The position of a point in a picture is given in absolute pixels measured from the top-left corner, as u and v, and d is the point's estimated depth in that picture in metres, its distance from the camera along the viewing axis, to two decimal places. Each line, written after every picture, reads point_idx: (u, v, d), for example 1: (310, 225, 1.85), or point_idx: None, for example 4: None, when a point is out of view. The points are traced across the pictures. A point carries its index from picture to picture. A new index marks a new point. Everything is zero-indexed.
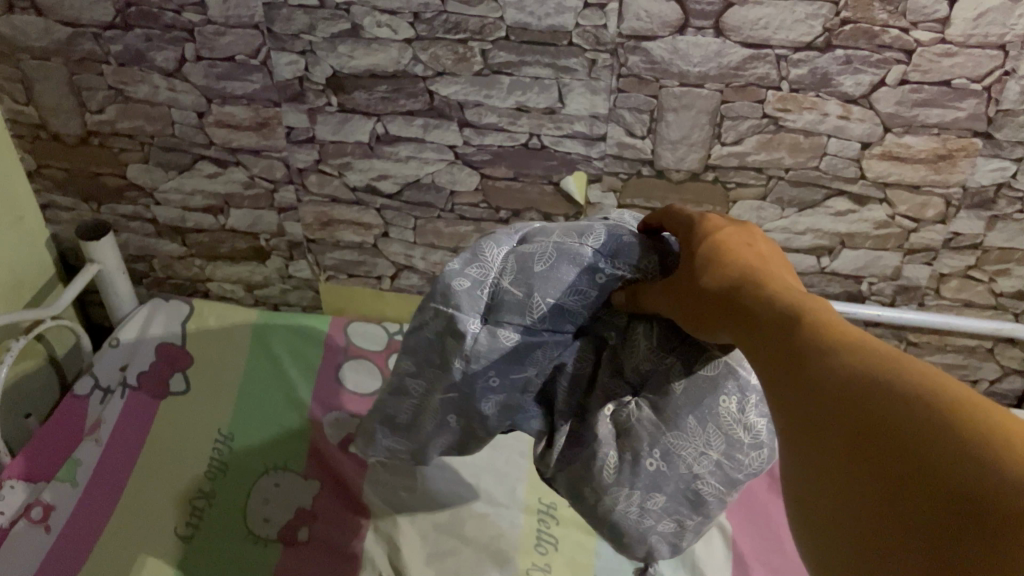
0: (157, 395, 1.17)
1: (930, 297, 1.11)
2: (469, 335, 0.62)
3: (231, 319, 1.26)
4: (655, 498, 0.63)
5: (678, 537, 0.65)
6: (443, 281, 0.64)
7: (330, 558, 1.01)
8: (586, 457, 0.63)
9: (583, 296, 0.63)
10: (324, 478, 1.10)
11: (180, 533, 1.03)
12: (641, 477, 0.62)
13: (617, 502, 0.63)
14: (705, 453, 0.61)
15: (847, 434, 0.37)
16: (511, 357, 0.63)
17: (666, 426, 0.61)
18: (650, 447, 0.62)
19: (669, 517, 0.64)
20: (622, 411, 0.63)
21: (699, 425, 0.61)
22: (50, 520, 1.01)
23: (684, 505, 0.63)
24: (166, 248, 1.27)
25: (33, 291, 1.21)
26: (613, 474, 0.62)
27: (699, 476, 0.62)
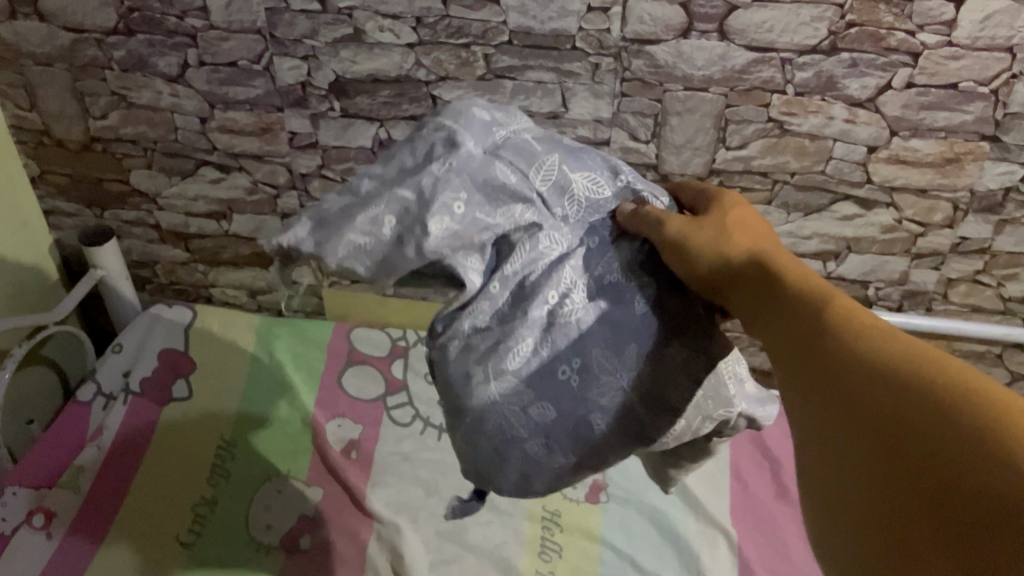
0: (160, 401, 1.17)
1: (938, 302, 1.10)
2: (464, 147, 0.61)
3: (234, 324, 1.26)
4: (543, 410, 0.61)
5: (534, 466, 0.62)
6: (465, 104, 0.65)
7: (332, 565, 1.01)
8: (494, 333, 0.60)
9: (585, 192, 0.64)
10: (327, 485, 1.09)
11: (182, 540, 1.02)
12: (548, 382, 0.61)
13: (496, 393, 0.60)
14: (624, 391, 0.61)
15: (877, 429, 0.40)
16: (487, 190, 0.60)
17: (603, 338, 0.61)
18: (570, 353, 0.61)
19: (542, 439, 0.61)
20: (563, 307, 0.61)
21: (637, 361, 0.61)
22: (51, 527, 1.01)
23: (572, 441, 0.61)
24: (169, 253, 1.27)
25: (36, 297, 1.21)
26: (520, 362, 0.60)
27: (599, 400, 0.61)
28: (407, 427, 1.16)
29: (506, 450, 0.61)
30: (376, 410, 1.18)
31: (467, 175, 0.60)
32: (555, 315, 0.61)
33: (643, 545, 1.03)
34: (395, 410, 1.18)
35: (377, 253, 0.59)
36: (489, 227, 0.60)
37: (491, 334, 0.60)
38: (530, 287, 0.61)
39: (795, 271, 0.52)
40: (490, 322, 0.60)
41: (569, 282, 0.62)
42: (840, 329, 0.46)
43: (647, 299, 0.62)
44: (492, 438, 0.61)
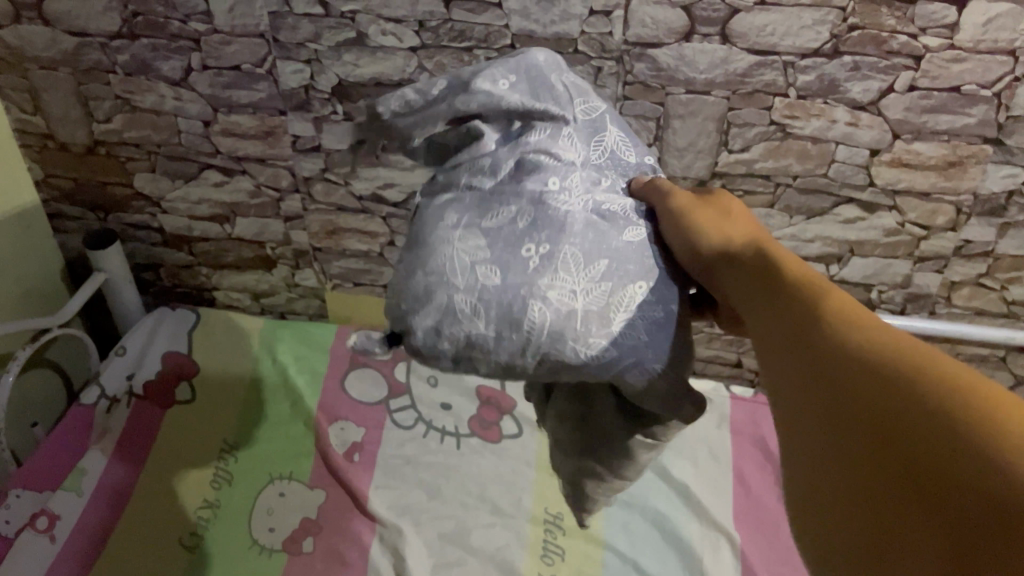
0: (163, 404, 1.17)
1: (941, 305, 1.10)
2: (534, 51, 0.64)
3: (237, 328, 1.26)
4: (488, 273, 0.55)
5: (449, 322, 0.54)
6: None
7: (335, 568, 1.01)
8: (486, 193, 0.59)
9: (614, 147, 0.63)
10: (330, 488, 1.09)
11: (185, 543, 1.02)
12: (510, 253, 0.55)
13: (455, 238, 0.56)
14: (576, 293, 0.54)
15: (857, 403, 0.37)
16: (531, 89, 0.61)
17: (583, 239, 0.56)
18: (546, 236, 0.56)
19: (473, 296, 0.54)
20: (554, 197, 0.57)
21: (602, 274, 0.55)
22: (55, 529, 1.00)
23: (500, 322, 0.54)
24: (173, 256, 1.27)
25: (41, 300, 1.22)
26: (490, 221, 0.57)
27: (545, 290, 0.54)
28: (409, 429, 1.16)
29: (435, 290, 0.55)
30: (378, 412, 1.18)
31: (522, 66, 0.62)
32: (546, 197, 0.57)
33: (645, 546, 1.03)
34: (397, 413, 1.18)
35: (425, 113, 0.64)
36: (521, 101, 0.61)
37: (481, 199, 0.58)
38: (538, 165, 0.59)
39: (795, 261, 0.50)
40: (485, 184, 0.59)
41: (577, 184, 0.59)
42: (840, 307, 0.44)
43: (642, 234, 0.59)
44: (427, 271, 0.56)
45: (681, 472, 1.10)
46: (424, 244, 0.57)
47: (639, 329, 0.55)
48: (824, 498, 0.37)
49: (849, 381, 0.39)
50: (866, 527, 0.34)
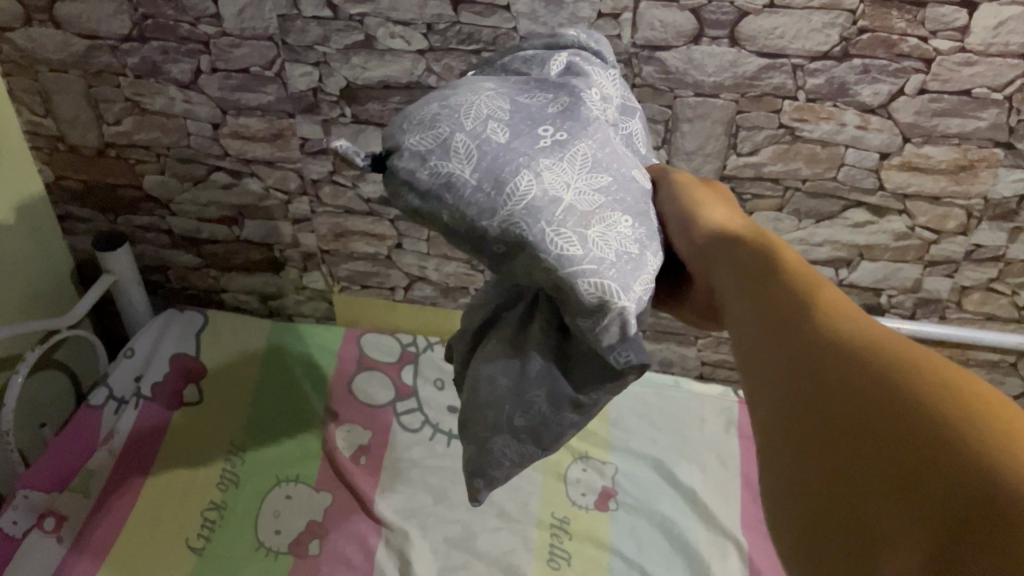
0: (171, 406, 1.17)
1: (952, 310, 1.09)
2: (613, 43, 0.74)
3: (245, 331, 1.26)
4: (499, 133, 0.58)
5: (445, 153, 0.58)
6: None
7: (340, 570, 1.00)
8: (532, 89, 0.63)
9: (635, 133, 0.68)
10: (336, 490, 1.09)
11: (191, 545, 1.02)
12: (532, 133, 0.58)
13: (489, 98, 0.61)
14: (570, 184, 0.56)
15: (840, 388, 0.35)
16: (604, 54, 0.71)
17: (598, 150, 0.58)
18: (567, 130, 0.58)
19: (480, 140, 0.58)
20: (587, 104, 0.61)
21: (599, 186, 0.57)
22: (62, 530, 1.01)
23: (489, 173, 0.56)
24: (181, 259, 1.28)
25: (50, 302, 1.22)
26: (526, 105, 0.61)
27: (536, 168, 0.56)
28: (416, 432, 1.16)
29: (445, 122, 0.59)
30: (385, 416, 1.18)
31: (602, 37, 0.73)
32: (579, 106, 0.61)
33: (652, 547, 1.03)
34: (404, 416, 1.18)
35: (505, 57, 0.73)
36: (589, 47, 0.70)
37: (528, 89, 0.63)
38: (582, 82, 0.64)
39: (786, 250, 0.49)
40: (538, 75, 0.66)
41: (608, 115, 0.63)
42: (829, 293, 0.43)
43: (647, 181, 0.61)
44: (447, 106, 0.61)
45: (687, 477, 1.10)
46: (462, 94, 0.62)
47: (608, 245, 0.55)
48: (794, 479, 0.35)
49: (827, 353, 0.37)
50: (832, 497, 0.33)
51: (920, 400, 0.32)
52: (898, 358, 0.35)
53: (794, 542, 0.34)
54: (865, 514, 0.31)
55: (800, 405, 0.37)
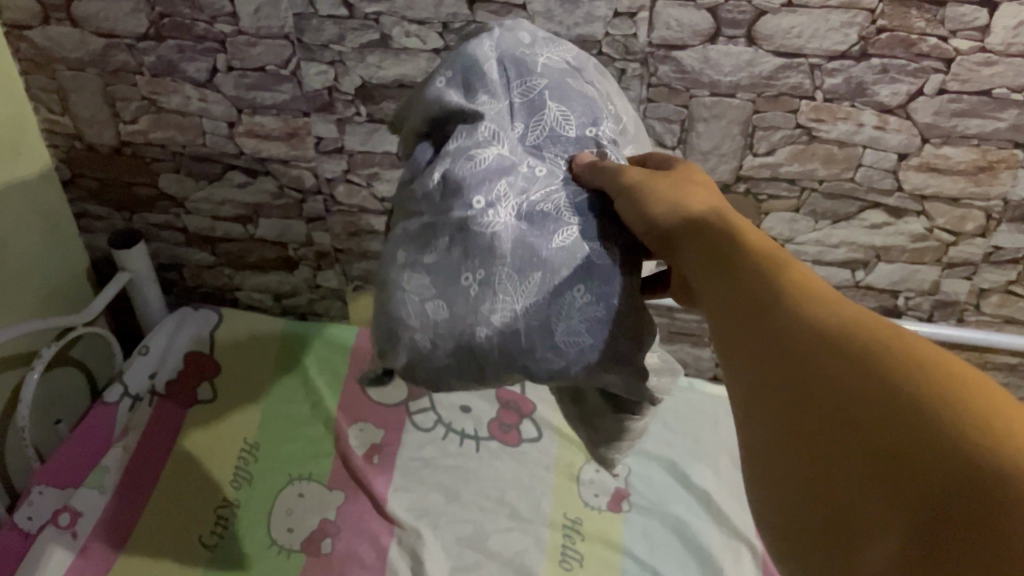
0: (184, 404, 1.17)
1: (970, 313, 1.08)
2: (477, 49, 0.65)
3: (259, 329, 1.27)
4: (440, 309, 0.60)
5: (419, 355, 0.61)
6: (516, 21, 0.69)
7: (352, 568, 1.01)
8: (427, 219, 0.62)
9: (554, 122, 0.63)
10: (348, 489, 1.09)
11: (205, 542, 1.03)
12: (455, 284, 0.59)
13: (406, 276, 0.62)
14: (514, 311, 0.57)
15: (816, 381, 0.34)
16: (473, 82, 0.65)
17: (513, 259, 0.58)
18: (478, 262, 0.58)
19: (431, 326, 0.60)
20: (478, 214, 0.59)
21: (533, 290, 0.57)
22: (77, 526, 1.01)
23: (461, 349, 0.60)
24: (196, 257, 1.28)
25: (67, 299, 1.23)
26: (431, 255, 0.61)
27: (491, 326, 0.58)
28: (429, 432, 1.16)
29: (396, 325, 0.62)
30: (398, 415, 1.18)
31: (461, 63, 0.66)
32: (472, 220, 0.59)
33: (665, 547, 1.03)
34: (417, 415, 1.18)
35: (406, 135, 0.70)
36: (458, 100, 0.64)
37: (421, 227, 0.62)
38: (462, 181, 0.60)
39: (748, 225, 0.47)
40: (422, 199, 0.63)
41: (503, 194, 0.60)
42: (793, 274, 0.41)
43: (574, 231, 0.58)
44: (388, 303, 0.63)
45: (700, 479, 1.09)
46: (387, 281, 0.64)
47: (580, 333, 0.57)
48: (781, 472, 0.35)
49: (795, 344, 0.36)
50: (823, 495, 0.32)
51: (898, 383, 0.31)
52: (869, 341, 0.34)
53: (785, 535, 0.34)
54: (855, 511, 0.31)
55: (777, 397, 0.36)
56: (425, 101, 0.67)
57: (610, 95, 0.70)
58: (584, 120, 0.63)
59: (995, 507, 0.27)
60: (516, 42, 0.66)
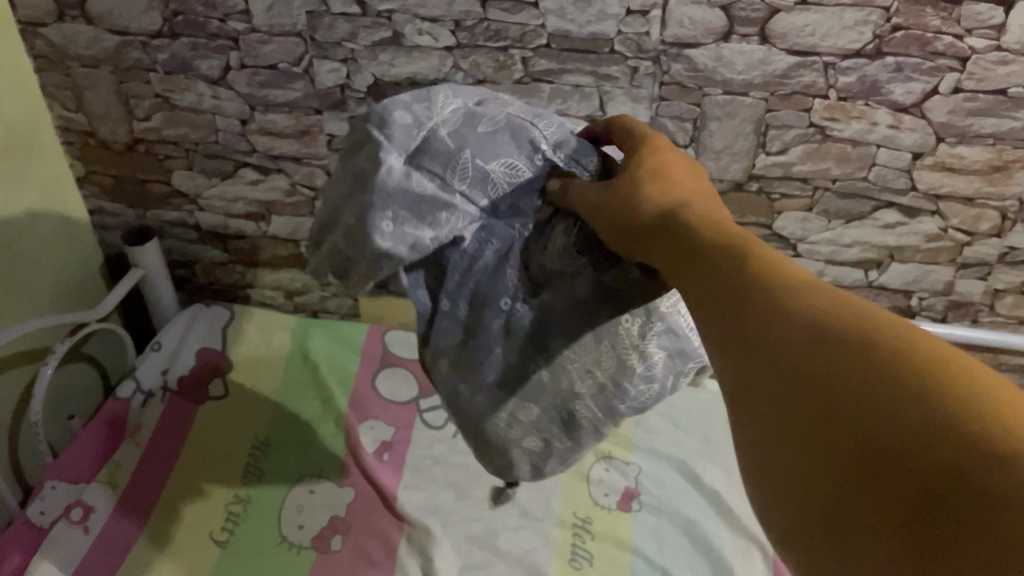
0: (196, 400, 1.18)
1: (984, 313, 1.07)
2: (389, 171, 0.60)
3: (270, 327, 1.27)
4: (528, 410, 0.64)
5: (542, 457, 0.67)
6: (381, 110, 0.63)
7: (362, 566, 1.01)
8: (466, 340, 0.63)
9: (506, 177, 0.63)
10: (359, 486, 1.09)
11: (216, 538, 1.03)
12: (523, 382, 0.62)
13: (482, 404, 0.64)
14: (589, 372, 0.63)
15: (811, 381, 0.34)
16: (421, 201, 0.60)
17: (567, 337, 0.62)
18: (538, 355, 0.62)
19: (536, 432, 0.65)
20: (515, 312, 0.61)
21: (594, 344, 0.62)
22: (89, 521, 1.02)
23: (555, 425, 0.65)
24: (208, 253, 1.29)
25: (80, 295, 1.23)
26: (491, 374, 0.62)
27: (581, 396, 0.64)
28: (439, 429, 1.16)
29: (506, 451, 0.66)
30: (408, 414, 1.18)
31: (392, 198, 0.60)
32: (513, 323, 0.61)
33: (673, 545, 1.03)
34: (427, 412, 1.18)
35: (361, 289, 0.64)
36: (427, 237, 0.60)
37: (466, 356, 0.63)
38: (484, 294, 0.62)
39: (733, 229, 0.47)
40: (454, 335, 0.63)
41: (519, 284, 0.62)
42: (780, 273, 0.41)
43: (588, 282, 0.61)
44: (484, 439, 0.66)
45: (710, 478, 1.09)
46: (466, 418, 0.66)
47: (649, 358, 0.65)
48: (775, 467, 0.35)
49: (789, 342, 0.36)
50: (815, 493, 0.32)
51: (891, 380, 0.32)
52: (860, 333, 0.34)
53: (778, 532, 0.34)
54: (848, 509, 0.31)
55: (768, 391, 0.36)
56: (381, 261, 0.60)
57: (484, 96, 0.69)
58: (526, 155, 0.65)
59: (988, 507, 0.27)
60: (407, 131, 0.62)
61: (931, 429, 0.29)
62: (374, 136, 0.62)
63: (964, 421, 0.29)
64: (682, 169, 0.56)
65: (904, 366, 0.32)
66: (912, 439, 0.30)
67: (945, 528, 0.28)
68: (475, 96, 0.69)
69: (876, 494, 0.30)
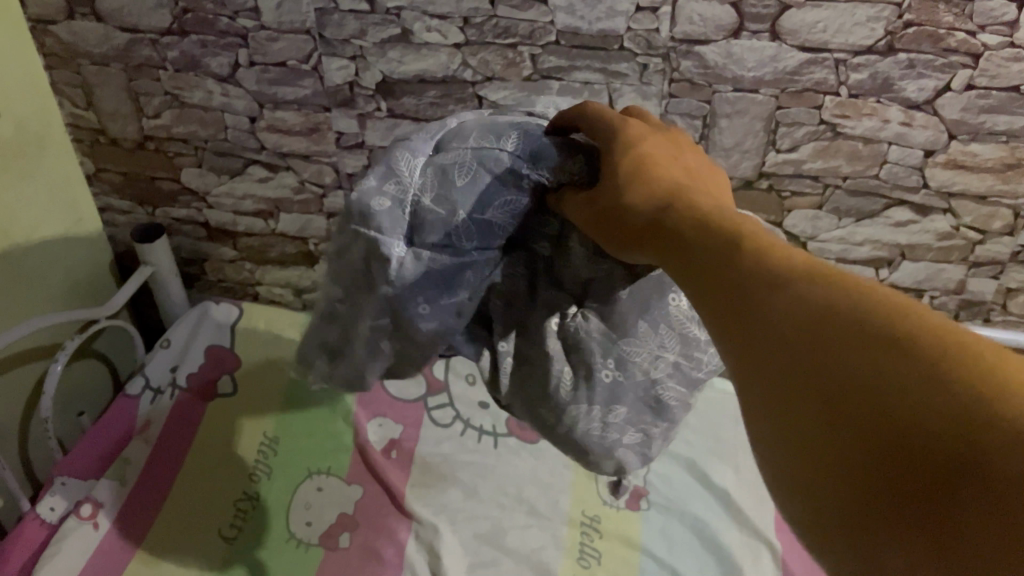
0: (206, 397, 1.18)
1: (997, 312, 1.06)
2: (394, 261, 0.59)
3: (279, 323, 1.27)
4: (617, 411, 0.66)
5: (646, 447, 0.69)
6: (359, 202, 0.59)
7: (370, 563, 1.01)
8: (535, 370, 0.65)
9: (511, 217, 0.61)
10: (366, 484, 1.09)
11: (225, 535, 1.03)
12: (599, 389, 0.65)
13: (573, 425, 0.65)
14: (658, 355, 0.67)
15: (818, 365, 0.33)
16: (438, 277, 0.60)
17: (624, 334, 0.66)
18: (606, 357, 0.66)
19: (633, 428, 0.68)
20: (570, 324, 0.65)
21: (649, 329, 0.67)
22: (98, 517, 1.02)
23: (646, 413, 0.68)
24: (217, 251, 1.29)
25: (90, 292, 1.24)
26: (570, 392, 0.65)
27: (660, 382, 0.68)
28: (447, 427, 1.16)
29: (608, 460, 0.67)
30: (417, 413, 1.17)
31: (416, 286, 0.59)
32: (572, 336, 0.65)
33: (682, 546, 1.02)
34: (435, 410, 1.18)
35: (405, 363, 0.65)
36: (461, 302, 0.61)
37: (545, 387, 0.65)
38: (533, 319, 0.65)
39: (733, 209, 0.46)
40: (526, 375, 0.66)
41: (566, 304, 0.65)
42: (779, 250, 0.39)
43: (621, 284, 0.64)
44: (584, 458, 0.67)
45: (720, 477, 1.08)
46: (566, 446, 0.67)
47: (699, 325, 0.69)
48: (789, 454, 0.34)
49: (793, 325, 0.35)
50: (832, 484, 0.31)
51: (895, 368, 0.30)
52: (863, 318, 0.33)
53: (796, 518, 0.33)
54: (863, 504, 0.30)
55: (769, 377, 0.35)
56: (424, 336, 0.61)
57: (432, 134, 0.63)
58: (513, 183, 0.61)
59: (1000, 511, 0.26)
60: (391, 212, 0.59)
61: (942, 422, 0.28)
62: (365, 236, 0.59)
63: (973, 413, 0.28)
64: (664, 152, 0.54)
65: (909, 352, 0.31)
66: (921, 431, 0.29)
67: (957, 519, 0.27)
68: (431, 139, 0.64)
69: (884, 487, 0.29)
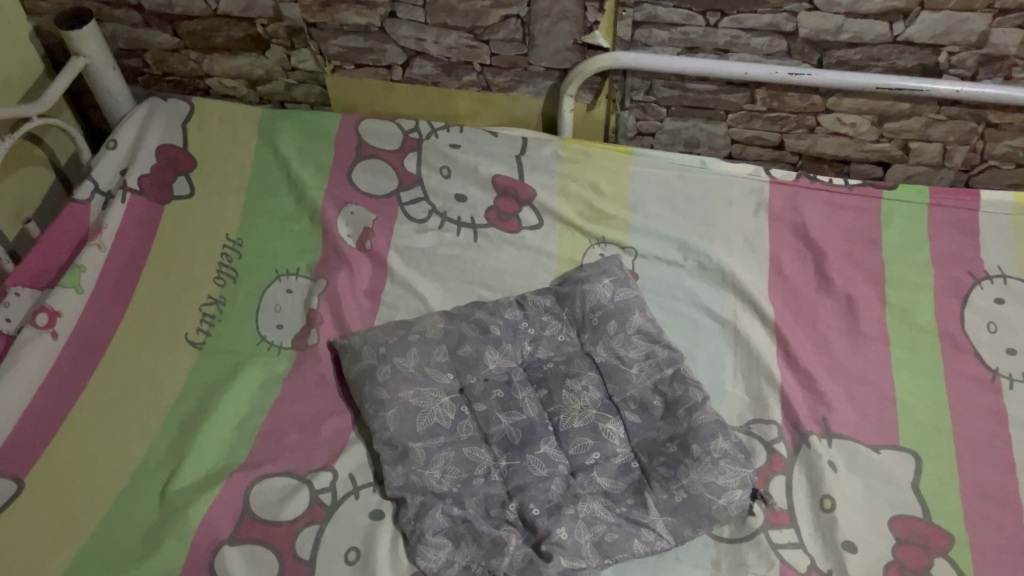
0: (161, 200, 1.09)
1: (1019, 68, 0.94)
2: (490, 364, 0.89)
3: (234, 119, 1.14)
4: (625, 350, 0.91)
5: (653, 359, 0.90)
6: (400, 442, 0.82)
7: (329, 383, 0.93)
8: (566, 372, 0.89)
9: (510, 402, 0.86)
10: (332, 275, 1.02)
11: (191, 340, 0.98)
12: (586, 418, 0.85)
13: (597, 416, 0.85)
14: (637, 309, 0.94)
15: None
16: (463, 467, 0.81)
17: (614, 289, 0.95)
18: (607, 337, 0.92)
19: (638, 392, 0.87)
20: (592, 324, 0.93)
21: (626, 342, 0.91)
22: (56, 326, 0.94)
23: (654, 387, 0.88)
24: (158, 39, 1.15)
25: (23, 89, 1.12)
26: (587, 389, 0.87)
27: (636, 361, 0.90)
28: (422, 224, 1.08)
29: (615, 406, 0.86)
30: (389, 209, 1.08)
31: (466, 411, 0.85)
32: (573, 387, 0.87)
33: (682, 327, 0.97)
34: (409, 206, 1.09)
35: (458, 467, 0.81)
36: (524, 360, 0.91)
37: (574, 387, 0.87)
38: (573, 328, 0.94)
39: None
40: (567, 387, 0.87)
41: (575, 358, 0.90)
42: None
43: (593, 377, 0.88)
44: (599, 424, 0.84)
45: (714, 257, 1.02)
46: (590, 431, 0.84)
47: (604, 354, 0.90)
48: None
49: None
50: None
51: None
52: None
53: None
54: None
55: None
56: (514, 390, 0.87)
57: None
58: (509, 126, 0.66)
59: None
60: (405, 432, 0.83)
61: None
62: (474, 366, 0.89)
63: None
64: None
65: None
66: None
67: None
68: None
69: None
